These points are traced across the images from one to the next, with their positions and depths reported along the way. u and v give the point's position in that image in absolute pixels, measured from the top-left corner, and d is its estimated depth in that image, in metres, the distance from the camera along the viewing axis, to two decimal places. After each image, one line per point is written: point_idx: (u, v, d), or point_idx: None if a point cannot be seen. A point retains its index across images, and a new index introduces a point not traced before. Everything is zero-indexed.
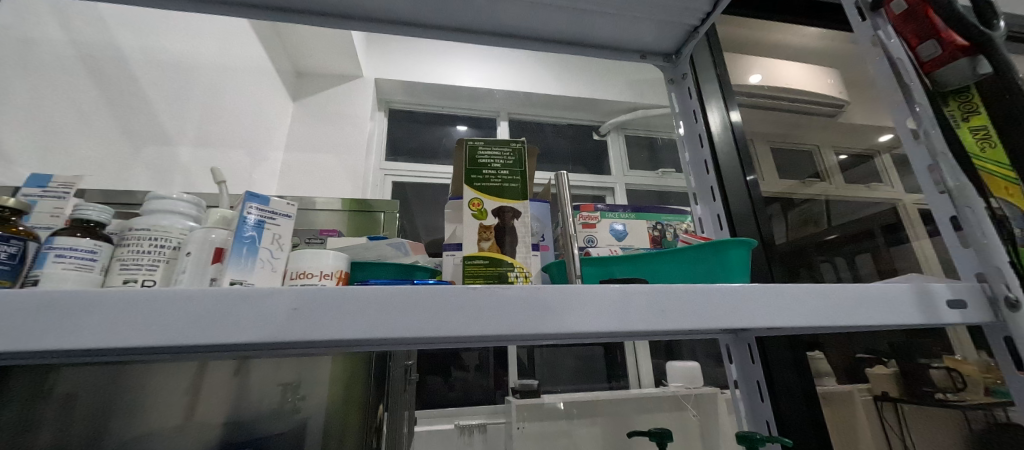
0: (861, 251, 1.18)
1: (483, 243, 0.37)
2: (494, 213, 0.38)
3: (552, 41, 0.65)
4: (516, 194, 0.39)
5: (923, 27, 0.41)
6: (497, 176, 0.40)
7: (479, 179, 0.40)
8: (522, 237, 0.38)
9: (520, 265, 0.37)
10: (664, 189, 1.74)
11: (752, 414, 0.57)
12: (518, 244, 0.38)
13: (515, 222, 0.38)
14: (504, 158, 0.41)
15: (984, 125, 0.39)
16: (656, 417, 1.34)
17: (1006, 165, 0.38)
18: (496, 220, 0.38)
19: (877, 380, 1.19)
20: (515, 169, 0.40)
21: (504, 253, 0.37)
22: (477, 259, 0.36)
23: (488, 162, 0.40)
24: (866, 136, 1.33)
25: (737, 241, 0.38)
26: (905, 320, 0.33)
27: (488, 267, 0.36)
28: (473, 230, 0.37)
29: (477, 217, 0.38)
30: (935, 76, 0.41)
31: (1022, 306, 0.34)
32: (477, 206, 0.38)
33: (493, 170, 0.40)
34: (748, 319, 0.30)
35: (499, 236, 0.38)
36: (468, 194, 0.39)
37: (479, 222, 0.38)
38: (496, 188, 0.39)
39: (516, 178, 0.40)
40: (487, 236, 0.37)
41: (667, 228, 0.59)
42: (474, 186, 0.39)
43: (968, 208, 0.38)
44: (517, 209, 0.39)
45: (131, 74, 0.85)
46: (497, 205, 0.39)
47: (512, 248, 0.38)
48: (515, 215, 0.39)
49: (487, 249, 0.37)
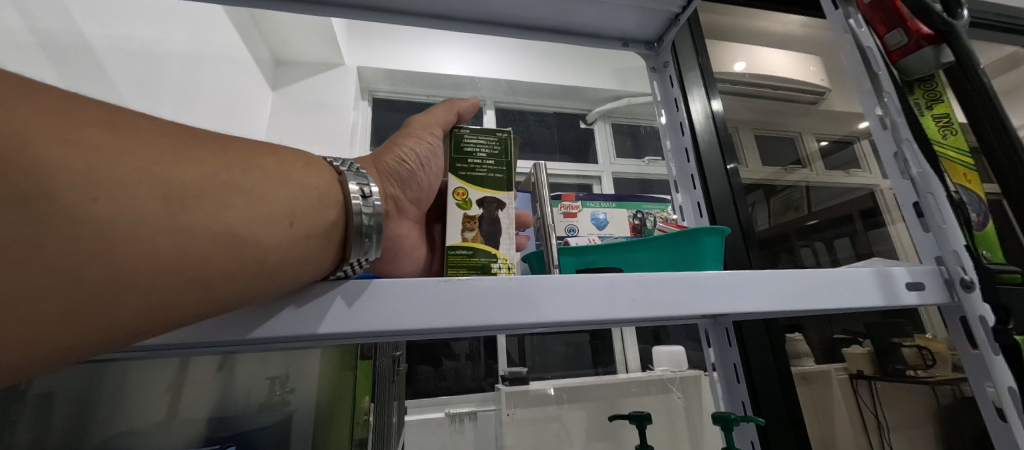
0: (841, 235, 1.23)
1: (467, 233, 0.37)
2: (479, 203, 0.39)
3: (533, 29, 0.65)
4: (501, 185, 0.39)
5: (890, 17, 0.43)
6: (482, 169, 0.40)
7: (462, 170, 0.39)
8: (506, 230, 0.38)
9: (506, 256, 0.37)
10: (648, 177, 1.76)
11: (729, 396, 0.59)
12: (500, 236, 0.38)
13: (501, 214, 0.39)
14: (491, 149, 0.40)
15: (946, 113, 0.43)
16: (643, 400, 1.36)
17: (964, 152, 0.42)
18: (481, 211, 0.38)
19: (852, 360, 1.22)
20: (502, 161, 0.40)
21: (491, 244, 0.37)
22: (459, 252, 0.37)
23: (473, 153, 0.40)
24: (846, 123, 1.35)
25: (708, 229, 0.39)
26: (869, 303, 0.34)
27: (474, 259, 0.37)
28: (456, 221, 0.38)
29: (461, 207, 0.38)
30: (901, 65, 0.44)
31: (975, 287, 0.37)
32: (461, 196, 0.38)
33: (477, 161, 0.40)
34: (728, 303, 0.32)
35: (485, 224, 0.38)
36: (453, 184, 0.39)
37: (462, 212, 0.38)
38: (480, 181, 0.39)
39: (502, 169, 0.40)
40: (472, 226, 0.38)
41: (647, 217, 0.60)
42: (459, 176, 0.39)
43: (929, 194, 0.41)
44: (501, 201, 0.39)
45: (99, 63, 0.82)
46: (482, 195, 0.39)
47: (495, 241, 0.38)
48: (502, 207, 0.39)
49: (471, 241, 0.37)
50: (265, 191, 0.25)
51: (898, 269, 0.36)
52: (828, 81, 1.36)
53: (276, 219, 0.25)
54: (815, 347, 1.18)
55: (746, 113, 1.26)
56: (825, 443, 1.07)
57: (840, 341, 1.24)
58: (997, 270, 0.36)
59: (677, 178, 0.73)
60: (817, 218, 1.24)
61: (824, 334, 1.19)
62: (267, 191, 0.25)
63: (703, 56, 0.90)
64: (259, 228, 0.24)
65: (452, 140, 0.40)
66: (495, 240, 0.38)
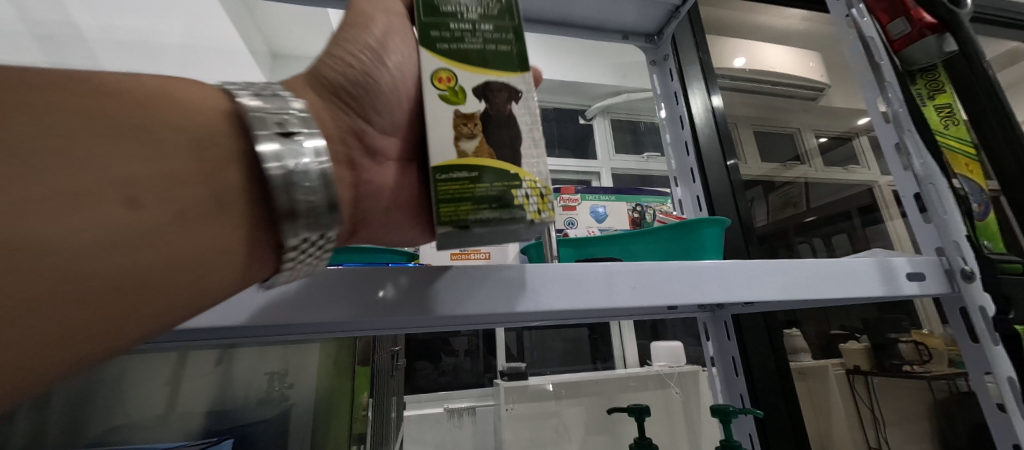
0: (839, 231, 1.24)
1: (462, 141, 0.25)
2: (478, 95, 0.27)
3: (532, 22, 0.64)
4: (508, 64, 0.28)
5: (894, 6, 0.43)
6: (477, 37, 0.28)
7: (445, 41, 0.27)
8: (525, 136, 0.27)
9: (533, 179, 0.26)
10: (647, 172, 1.76)
11: (727, 388, 0.60)
12: (520, 145, 0.26)
13: (516, 109, 0.27)
14: (488, 7, 0.28)
15: (949, 103, 0.42)
16: (641, 395, 1.36)
17: (967, 141, 0.42)
18: (484, 106, 0.26)
19: (850, 355, 1.22)
20: (505, 24, 0.28)
21: (510, 160, 0.25)
22: (455, 173, 0.25)
23: (461, 12, 0.28)
24: (845, 119, 1.36)
25: (709, 220, 0.38)
26: (870, 293, 0.35)
27: (481, 184, 0.25)
28: (446, 120, 0.26)
29: (451, 101, 0.26)
30: (903, 54, 0.44)
31: (976, 277, 0.37)
32: (446, 83, 0.27)
33: (468, 24, 0.28)
34: (730, 293, 0.31)
35: (492, 128, 0.26)
36: (434, 64, 0.27)
37: (452, 108, 0.26)
38: (474, 53, 0.27)
39: (506, 41, 0.28)
40: (470, 132, 0.26)
41: (646, 210, 0.60)
42: (443, 54, 0.27)
43: (931, 186, 0.41)
44: (508, 84, 0.27)
45: (94, 54, 0.82)
46: (481, 80, 0.27)
47: (514, 153, 0.26)
48: (515, 100, 0.27)
49: (473, 156, 0.25)
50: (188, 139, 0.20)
51: (899, 259, 0.36)
52: (828, 77, 1.36)
53: (219, 169, 0.20)
54: (813, 342, 1.18)
55: (745, 109, 1.26)
56: (821, 437, 1.08)
57: (837, 336, 1.24)
58: (998, 260, 0.36)
59: (677, 173, 0.73)
60: (814, 215, 1.26)
61: (820, 329, 1.21)
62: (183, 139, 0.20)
63: (703, 51, 0.90)
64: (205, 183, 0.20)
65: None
66: (515, 155, 0.26)
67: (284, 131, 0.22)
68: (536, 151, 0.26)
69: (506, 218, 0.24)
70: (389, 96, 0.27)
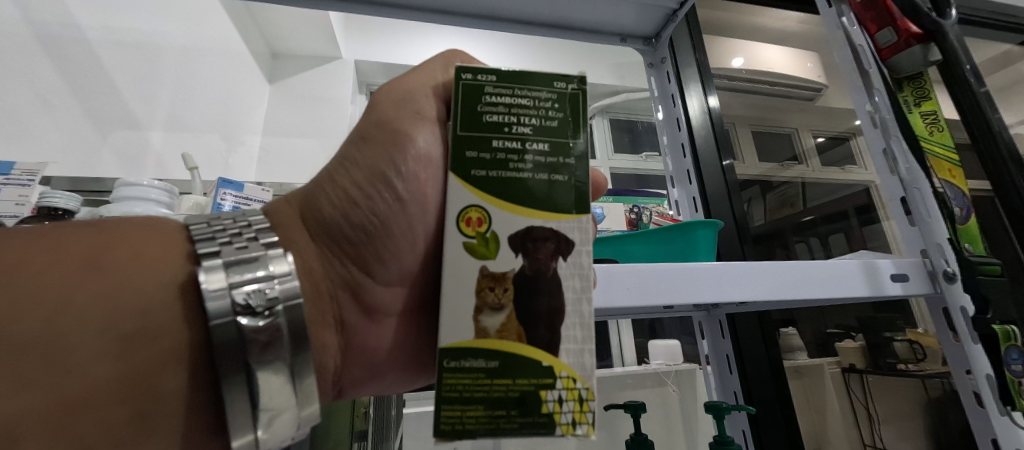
0: (837, 230, 1.26)
1: (484, 318, 0.25)
2: (513, 248, 0.26)
3: (530, 24, 0.65)
4: (563, 203, 0.27)
5: (881, 15, 0.45)
6: (527, 158, 0.27)
7: (482, 166, 0.27)
8: (569, 309, 0.26)
9: (567, 372, 0.25)
10: (645, 172, 1.77)
11: (721, 386, 0.62)
12: (558, 321, 0.26)
13: (561, 265, 0.26)
14: (546, 118, 0.28)
15: (934, 111, 0.45)
16: (639, 393, 1.37)
17: (951, 148, 0.44)
18: (520, 263, 0.26)
19: (845, 354, 1.25)
20: (563, 141, 0.28)
21: (543, 349, 0.25)
22: (470, 361, 0.25)
23: (510, 124, 0.27)
24: (842, 119, 1.37)
25: (702, 222, 0.40)
26: (854, 293, 0.36)
27: (497, 375, 0.25)
28: (471, 281, 0.26)
29: (481, 256, 0.26)
30: (890, 62, 0.46)
31: (957, 278, 0.39)
32: (474, 227, 0.26)
33: (517, 142, 0.27)
34: (719, 292, 0.33)
35: (520, 296, 0.26)
36: (466, 199, 0.26)
37: (480, 264, 0.26)
38: (519, 179, 0.27)
39: (553, 160, 0.27)
40: (497, 299, 0.26)
41: (643, 212, 0.62)
42: (477, 186, 0.27)
43: (916, 189, 0.42)
44: (557, 231, 0.27)
45: (96, 55, 0.83)
46: (525, 224, 0.26)
47: (551, 339, 0.26)
48: (562, 254, 0.27)
49: (495, 340, 0.25)
50: (129, 280, 0.26)
51: (884, 261, 0.37)
52: (825, 78, 1.37)
53: (155, 301, 0.25)
54: (809, 341, 1.20)
55: (744, 109, 1.27)
56: (814, 433, 1.10)
57: (833, 335, 1.25)
58: (978, 262, 0.38)
59: (674, 174, 0.74)
60: (813, 214, 1.28)
61: (817, 328, 1.22)
62: (129, 286, 0.25)
63: (700, 53, 0.91)
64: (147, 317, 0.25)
65: (470, 94, 0.28)
66: (551, 343, 0.26)
67: (231, 267, 0.26)
68: (577, 332, 0.26)
69: (529, 420, 0.24)
70: (393, 260, 0.31)
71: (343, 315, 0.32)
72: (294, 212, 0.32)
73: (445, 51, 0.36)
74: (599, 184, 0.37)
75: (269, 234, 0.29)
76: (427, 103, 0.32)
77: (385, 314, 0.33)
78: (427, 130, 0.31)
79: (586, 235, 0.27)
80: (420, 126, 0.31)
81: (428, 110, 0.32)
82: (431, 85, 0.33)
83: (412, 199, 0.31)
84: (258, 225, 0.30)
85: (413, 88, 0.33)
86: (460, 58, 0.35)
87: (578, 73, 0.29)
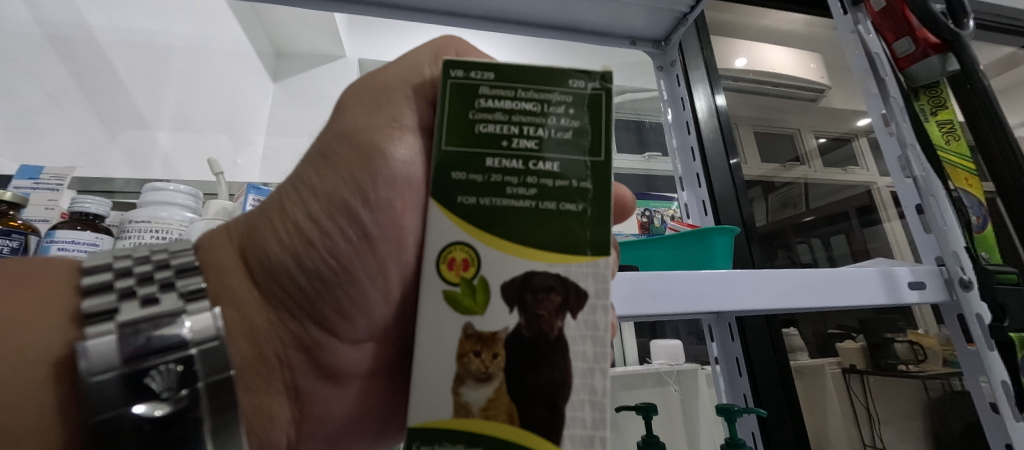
0: (838, 232, 1.27)
1: (466, 391, 0.25)
2: (507, 302, 0.27)
3: (541, 26, 0.65)
4: (578, 234, 0.27)
5: (901, 26, 0.49)
6: (529, 179, 0.28)
7: (472, 195, 0.27)
8: (579, 382, 0.26)
9: None
10: (651, 172, 1.69)
11: (731, 388, 0.64)
12: (564, 398, 0.26)
13: (568, 324, 0.27)
14: (559, 127, 0.28)
15: (950, 120, 0.50)
16: (641, 393, 1.34)
17: (968, 158, 0.49)
18: (514, 320, 0.26)
19: (846, 354, 1.25)
20: (576, 156, 0.28)
21: (541, 437, 0.25)
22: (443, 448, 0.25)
23: (514, 135, 0.28)
24: (845, 120, 1.39)
25: (720, 228, 0.41)
26: (875, 301, 0.37)
27: None
28: (454, 346, 0.26)
29: (466, 311, 0.26)
30: (907, 71, 0.51)
31: (972, 286, 0.42)
32: (459, 271, 0.27)
33: (518, 158, 0.28)
34: (737, 297, 0.34)
35: (512, 367, 0.26)
36: (449, 236, 0.27)
37: (464, 320, 0.26)
38: (521, 205, 0.27)
39: (570, 181, 0.28)
40: (483, 366, 0.26)
41: (654, 214, 0.74)
42: (466, 224, 0.27)
43: (933, 198, 0.46)
44: (564, 277, 0.27)
45: (104, 54, 0.83)
46: (525, 267, 0.27)
47: (553, 423, 0.25)
48: (569, 311, 0.27)
49: (479, 421, 0.25)
50: (32, 355, 0.26)
51: (902, 269, 0.39)
52: (830, 79, 1.37)
53: (66, 373, 0.26)
54: (810, 341, 1.20)
55: (749, 110, 1.26)
56: (818, 435, 1.11)
57: (834, 335, 1.26)
58: (994, 271, 0.42)
59: (683, 176, 0.75)
60: (813, 215, 1.28)
61: (818, 328, 1.23)
62: (32, 360, 0.26)
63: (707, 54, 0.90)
64: (57, 391, 0.26)
65: (462, 94, 0.28)
66: (555, 430, 0.25)
67: (140, 331, 0.26)
68: (587, 416, 0.26)
69: None
70: (359, 317, 0.33)
71: (295, 376, 0.34)
72: (233, 248, 0.33)
73: (435, 39, 0.35)
74: (624, 204, 0.38)
75: (192, 277, 0.29)
76: (406, 109, 0.32)
77: (345, 358, 0.34)
78: (406, 143, 0.31)
79: (601, 283, 0.27)
80: (399, 138, 0.31)
81: (406, 118, 0.32)
82: (412, 85, 0.33)
83: (381, 232, 0.31)
84: (180, 265, 0.30)
85: (390, 87, 0.33)
86: (453, 48, 0.34)
87: (599, 71, 0.29)
